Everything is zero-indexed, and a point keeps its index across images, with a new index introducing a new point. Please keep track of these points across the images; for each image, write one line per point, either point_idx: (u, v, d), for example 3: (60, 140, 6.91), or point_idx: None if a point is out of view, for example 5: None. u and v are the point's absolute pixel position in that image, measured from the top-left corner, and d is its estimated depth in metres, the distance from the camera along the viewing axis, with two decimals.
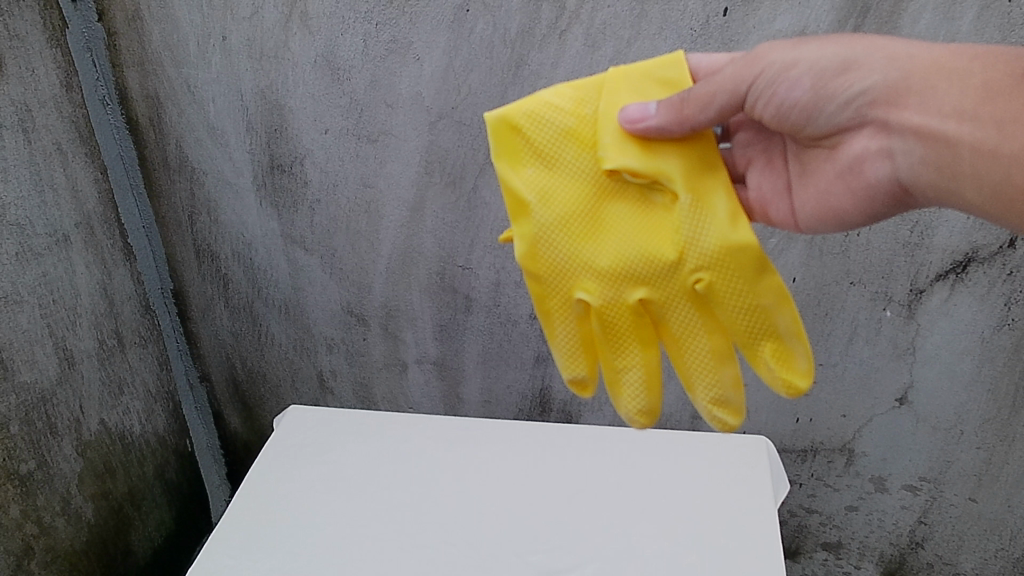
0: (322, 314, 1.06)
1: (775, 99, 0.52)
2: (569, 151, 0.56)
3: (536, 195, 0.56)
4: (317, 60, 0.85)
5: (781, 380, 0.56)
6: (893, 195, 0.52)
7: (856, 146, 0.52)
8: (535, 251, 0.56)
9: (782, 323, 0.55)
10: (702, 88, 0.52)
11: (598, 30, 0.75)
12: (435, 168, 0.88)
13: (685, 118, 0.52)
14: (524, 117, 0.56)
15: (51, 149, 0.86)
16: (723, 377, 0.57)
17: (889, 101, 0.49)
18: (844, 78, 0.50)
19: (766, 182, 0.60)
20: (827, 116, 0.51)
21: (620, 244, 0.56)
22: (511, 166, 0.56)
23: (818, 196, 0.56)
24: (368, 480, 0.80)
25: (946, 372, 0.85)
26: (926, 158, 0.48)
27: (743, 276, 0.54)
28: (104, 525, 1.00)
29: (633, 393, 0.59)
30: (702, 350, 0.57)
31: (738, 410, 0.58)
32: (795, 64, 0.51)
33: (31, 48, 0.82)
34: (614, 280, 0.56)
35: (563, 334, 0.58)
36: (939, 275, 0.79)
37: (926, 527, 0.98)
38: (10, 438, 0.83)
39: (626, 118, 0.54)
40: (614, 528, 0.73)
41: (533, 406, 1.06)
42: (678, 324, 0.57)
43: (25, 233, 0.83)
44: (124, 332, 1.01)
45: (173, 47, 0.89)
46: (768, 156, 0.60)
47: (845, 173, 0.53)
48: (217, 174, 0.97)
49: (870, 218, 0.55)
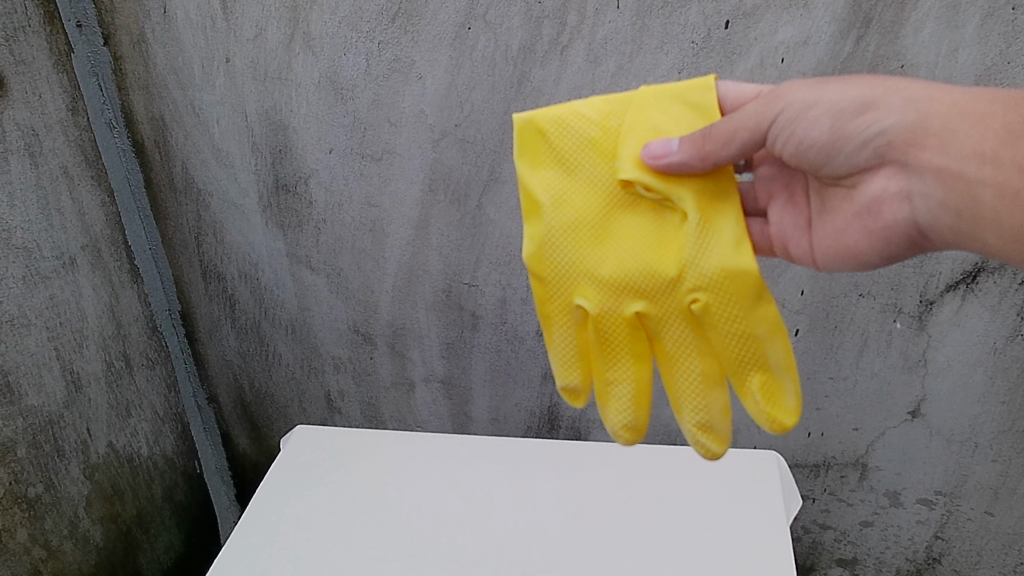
0: (329, 333, 1.05)
1: (794, 138, 0.53)
2: (587, 160, 0.58)
3: (550, 197, 0.58)
4: (321, 80, 0.85)
5: (767, 415, 0.55)
6: (911, 237, 0.53)
7: (875, 187, 0.53)
8: (542, 251, 0.58)
9: (774, 356, 0.55)
10: (724, 126, 0.52)
11: (600, 45, 0.75)
12: (439, 186, 0.88)
13: (707, 154, 0.52)
14: (551, 121, 0.58)
15: (57, 173, 0.87)
16: (711, 404, 0.57)
17: (908, 142, 0.49)
18: (862, 117, 0.51)
19: (787, 217, 0.61)
20: (845, 156, 0.52)
21: (624, 256, 0.57)
22: (532, 167, 0.58)
23: (835, 235, 0.57)
24: (374, 501, 0.79)
25: (959, 385, 0.84)
26: (946, 201, 0.48)
27: (739, 302, 0.54)
28: (112, 548, 1.00)
29: (620, 407, 0.59)
30: (692, 372, 0.57)
31: (723, 439, 0.57)
32: (815, 105, 0.52)
33: (38, 73, 0.83)
34: (614, 291, 0.57)
35: (562, 340, 0.59)
36: (949, 285, 0.78)
37: (943, 542, 0.96)
38: (17, 461, 0.83)
39: (648, 154, 0.54)
40: (624, 546, 0.72)
41: (542, 423, 1.05)
42: (673, 343, 0.57)
43: (31, 257, 0.84)
44: (132, 354, 1.01)
45: (177, 70, 0.89)
46: (790, 192, 0.61)
47: (862, 213, 0.54)
48: (222, 196, 0.97)
49: (887, 260, 0.55)
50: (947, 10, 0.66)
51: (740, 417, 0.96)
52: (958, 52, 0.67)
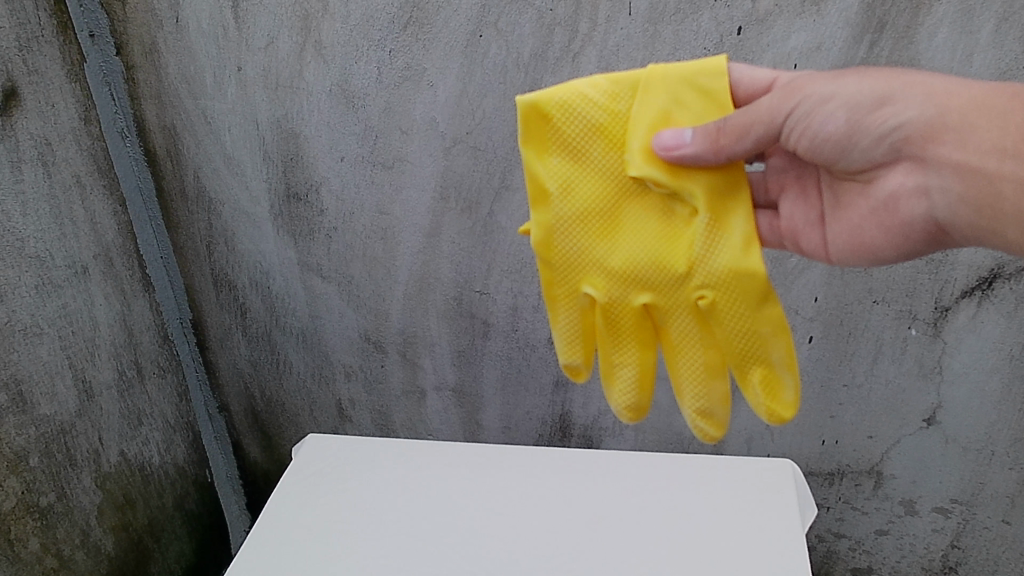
0: (340, 341, 1.05)
1: (809, 131, 0.53)
2: (595, 148, 0.57)
3: (559, 185, 0.57)
4: (332, 88, 0.85)
5: (766, 408, 0.57)
6: (928, 233, 0.53)
7: (891, 183, 0.53)
8: (549, 239, 0.58)
9: (775, 353, 0.55)
10: (738, 119, 0.52)
11: (612, 52, 0.75)
12: (451, 194, 0.88)
13: (721, 148, 0.52)
14: (558, 105, 0.56)
15: (70, 182, 0.87)
16: (712, 393, 0.57)
17: (925, 137, 0.50)
18: (880, 112, 0.51)
19: (798, 211, 0.60)
20: (861, 151, 0.52)
21: (633, 247, 0.57)
22: (537, 153, 0.57)
23: (850, 230, 0.57)
24: (386, 512, 0.78)
25: (975, 392, 0.83)
26: (965, 195, 0.49)
27: (746, 300, 0.54)
28: (123, 557, 0.99)
29: (624, 388, 0.60)
30: (696, 362, 0.57)
31: (721, 425, 0.58)
32: (831, 98, 0.52)
33: (51, 83, 0.84)
34: (623, 281, 0.57)
35: (566, 321, 0.59)
36: (965, 291, 0.78)
37: (959, 551, 0.95)
38: (30, 470, 0.83)
39: (660, 145, 0.54)
40: (637, 551, 0.72)
41: (554, 431, 1.04)
42: (678, 333, 0.58)
43: (44, 265, 0.84)
44: (143, 362, 1.01)
45: (189, 79, 0.89)
46: (802, 186, 0.60)
47: (879, 209, 0.54)
48: (234, 204, 0.97)
49: (902, 256, 0.55)
50: (961, 15, 0.66)
51: (753, 424, 0.95)
52: (973, 57, 0.67)
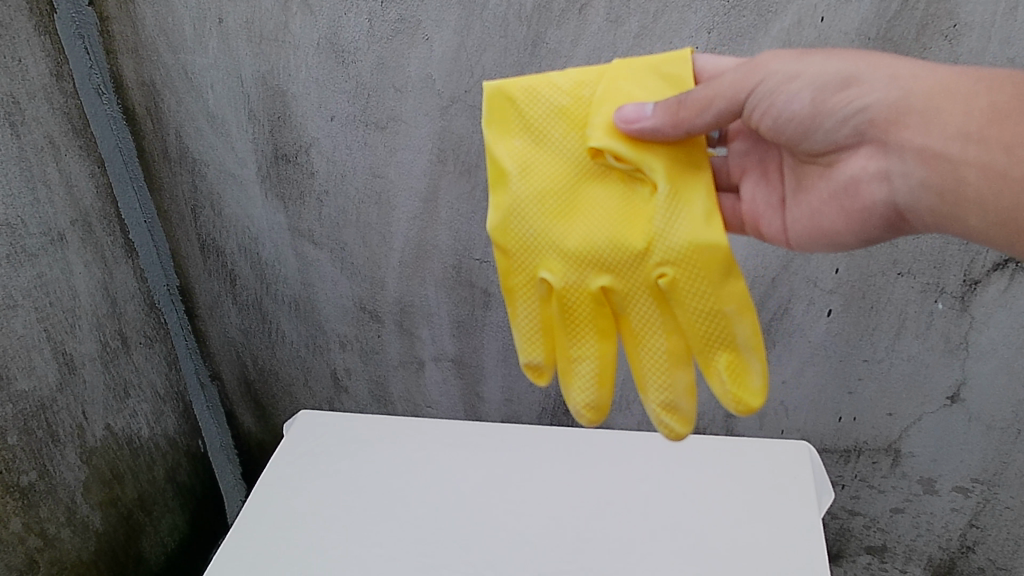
0: (334, 310, 1.01)
1: (772, 111, 0.49)
2: (556, 129, 0.54)
3: (516, 165, 0.53)
4: (321, 43, 0.79)
5: (733, 397, 0.51)
6: (888, 220, 0.49)
7: (853, 166, 0.49)
8: (505, 223, 0.53)
9: (741, 335, 0.50)
10: (699, 94, 0.49)
11: (621, 2, 0.69)
12: (449, 156, 0.82)
13: (681, 121, 0.49)
14: (522, 90, 0.54)
15: (43, 143, 0.82)
16: (676, 383, 0.52)
17: (889, 120, 0.46)
18: (843, 93, 0.47)
19: (759, 195, 0.57)
20: (824, 132, 0.49)
21: (590, 228, 0.52)
22: (499, 135, 0.54)
23: (810, 214, 0.53)
24: (378, 495, 0.75)
25: (1002, 369, 0.79)
26: (927, 181, 0.45)
27: (708, 277, 0.49)
28: (113, 533, 0.97)
29: (583, 385, 0.54)
30: (658, 350, 0.52)
31: (688, 420, 0.53)
32: (795, 78, 0.48)
33: (16, 36, 0.77)
34: (579, 264, 0.52)
35: (524, 313, 0.55)
36: (997, 264, 0.72)
37: (978, 530, 0.92)
38: (8, 449, 0.80)
39: (620, 118, 0.50)
40: (645, 541, 0.68)
41: (557, 404, 1.01)
42: (639, 319, 0.53)
43: (16, 233, 0.79)
44: (128, 332, 0.97)
45: (168, 31, 0.83)
46: (762, 168, 0.57)
47: (839, 194, 0.51)
48: (219, 166, 0.92)
49: (862, 243, 0.52)
50: None
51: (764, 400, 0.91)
52: (1017, 10, 0.61)
